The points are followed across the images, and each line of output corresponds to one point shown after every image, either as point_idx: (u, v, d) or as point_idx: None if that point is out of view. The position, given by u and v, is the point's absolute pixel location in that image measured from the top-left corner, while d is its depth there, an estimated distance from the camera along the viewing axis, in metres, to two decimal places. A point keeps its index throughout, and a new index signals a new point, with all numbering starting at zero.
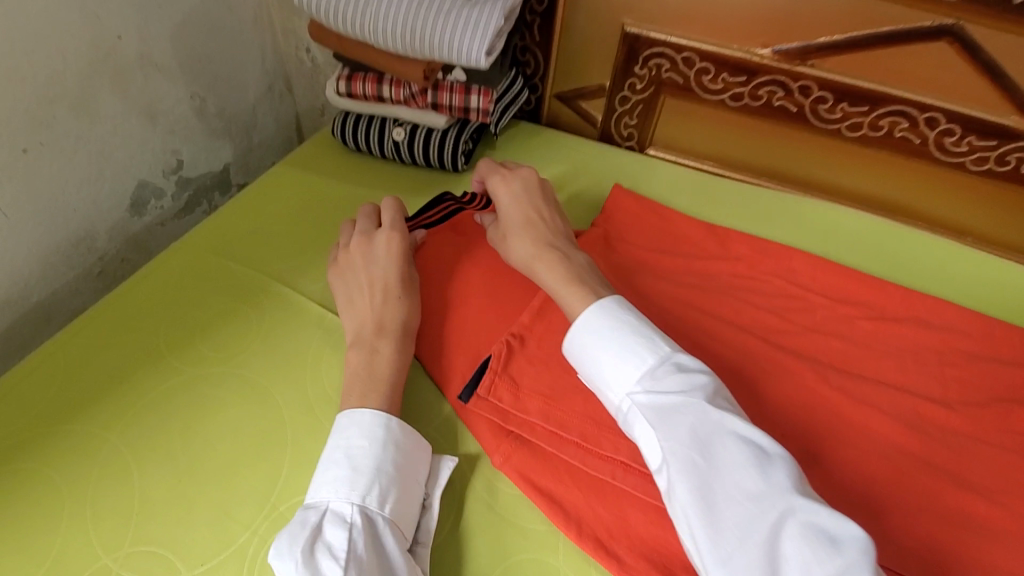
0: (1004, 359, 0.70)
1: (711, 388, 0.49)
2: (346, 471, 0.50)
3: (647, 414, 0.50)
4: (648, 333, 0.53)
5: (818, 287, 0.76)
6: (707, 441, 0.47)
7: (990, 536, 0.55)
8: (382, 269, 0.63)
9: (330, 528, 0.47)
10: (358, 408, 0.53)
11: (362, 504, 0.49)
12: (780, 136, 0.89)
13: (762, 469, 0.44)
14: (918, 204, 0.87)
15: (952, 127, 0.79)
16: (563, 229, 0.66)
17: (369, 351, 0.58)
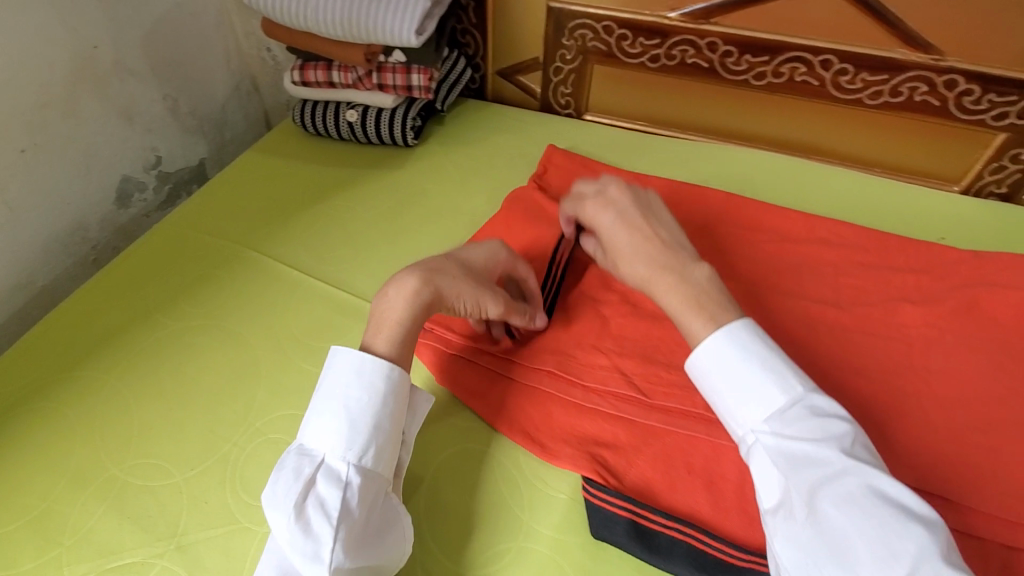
0: (897, 265, 0.78)
1: (850, 436, 0.48)
2: (342, 425, 0.52)
3: (772, 453, 0.49)
4: (783, 370, 0.51)
5: (729, 218, 0.86)
6: (842, 491, 0.45)
7: (871, 407, 0.63)
8: (471, 254, 0.65)
9: (324, 483, 0.49)
10: (361, 362, 0.54)
11: (356, 462, 0.51)
12: (700, 91, 0.98)
13: (910, 533, 0.43)
14: (831, 142, 0.96)
15: (846, 66, 0.87)
16: (678, 242, 0.60)
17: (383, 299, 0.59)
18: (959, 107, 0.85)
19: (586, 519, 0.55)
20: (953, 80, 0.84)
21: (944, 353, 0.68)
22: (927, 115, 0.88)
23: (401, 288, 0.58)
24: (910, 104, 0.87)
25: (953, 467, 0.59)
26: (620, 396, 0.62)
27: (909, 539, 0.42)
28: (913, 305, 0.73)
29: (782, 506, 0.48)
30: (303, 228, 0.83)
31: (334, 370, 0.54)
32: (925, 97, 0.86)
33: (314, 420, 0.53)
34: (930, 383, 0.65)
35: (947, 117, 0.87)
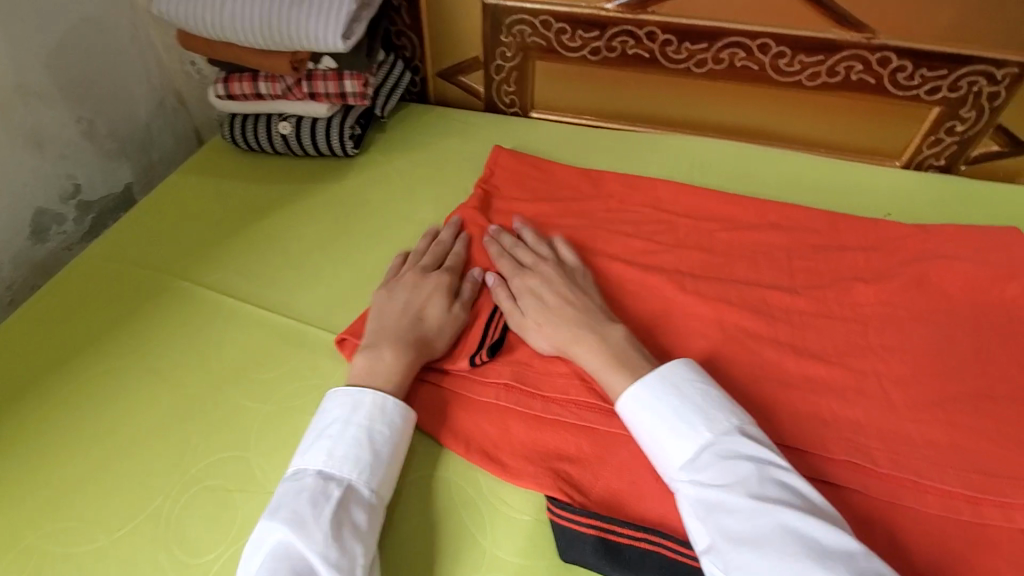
0: (845, 244, 0.79)
1: (759, 476, 0.48)
2: (368, 453, 0.53)
3: (691, 503, 0.49)
4: (692, 416, 0.52)
5: (680, 209, 0.85)
6: (755, 535, 0.45)
7: (831, 391, 0.63)
8: (422, 298, 0.65)
9: (355, 509, 0.50)
10: (385, 397, 0.56)
11: (379, 493, 0.52)
12: (643, 81, 0.97)
13: (823, 573, 0.42)
14: (776, 126, 0.96)
15: (783, 49, 0.87)
16: (594, 309, 0.63)
17: (375, 355, 0.60)
18: (894, 83, 0.87)
19: (553, 540, 0.52)
20: (886, 58, 0.85)
21: (897, 329, 0.68)
22: (865, 94, 0.89)
23: (398, 350, 0.60)
24: (848, 83, 0.88)
25: (916, 444, 0.58)
26: (583, 406, 0.60)
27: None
28: (864, 283, 0.73)
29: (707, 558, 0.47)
30: (238, 250, 0.77)
31: (355, 401, 0.55)
32: (861, 76, 0.87)
33: (334, 445, 0.53)
34: (886, 360, 0.65)
35: (884, 94, 0.88)
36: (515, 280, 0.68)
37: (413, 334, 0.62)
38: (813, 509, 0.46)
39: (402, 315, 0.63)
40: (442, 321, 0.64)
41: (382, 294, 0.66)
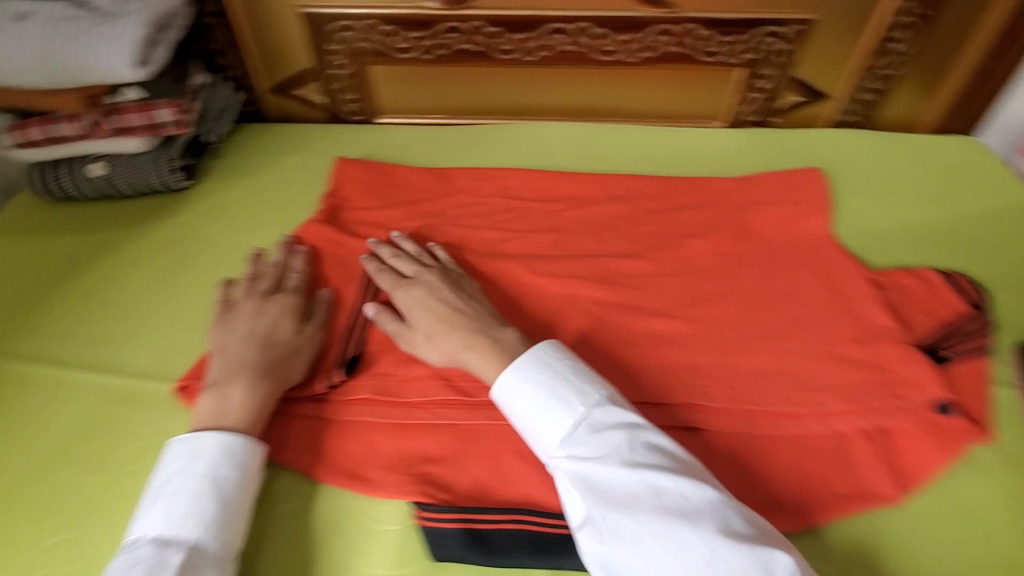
0: (678, 205, 0.85)
1: (630, 443, 0.49)
2: (211, 504, 0.51)
3: (570, 479, 0.50)
4: (564, 394, 0.53)
5: (529, 194, 0.88)
6: (630, 500, 0.47)
7: (675, 343, 0.68)
8: (269, 320, 0.63)
9: (200, 566, 0.48)
10: (225, 440, 0.54)
11: (229, 543, 0.50)
12: (480, 75, 0.98)
13: (693, 525, 0.45)
14: (611, 103, 1.01)
15: (601, 30, 0.92)
16: (483, 311, 0.62)
17: (220, 395, 0.57)
18: (702, 52, 0.94)
19: (423, 543, 0.53)
20: (690, 30, 0.92)
21: (726, 275, 0.75)
22: (681, 64, 0.96)
23: (247, 384, 0.57)
24: (663, 56, 0.95)
25: (749, 375, 0.65)
26: (443, 404, 0.60)
27: (692, 532, 0.44)
28: (697, 238, 0.80)
29: (586, 528, 0.48)
30: (60, 313, 0.71)
31: (193, 450, 0.53)
32: (673, 48, 0.94)
33: (171, 505, 0.50)
34: (719, 306, 0.71)
35: (696, 62, 0.96)
36: (399, 295, 0.65)
37: (260, 364, 0.59)
38: (680, 465, 0.49)
39: (245, 346, 0.60)
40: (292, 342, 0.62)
41: (219, 328, 0.63)
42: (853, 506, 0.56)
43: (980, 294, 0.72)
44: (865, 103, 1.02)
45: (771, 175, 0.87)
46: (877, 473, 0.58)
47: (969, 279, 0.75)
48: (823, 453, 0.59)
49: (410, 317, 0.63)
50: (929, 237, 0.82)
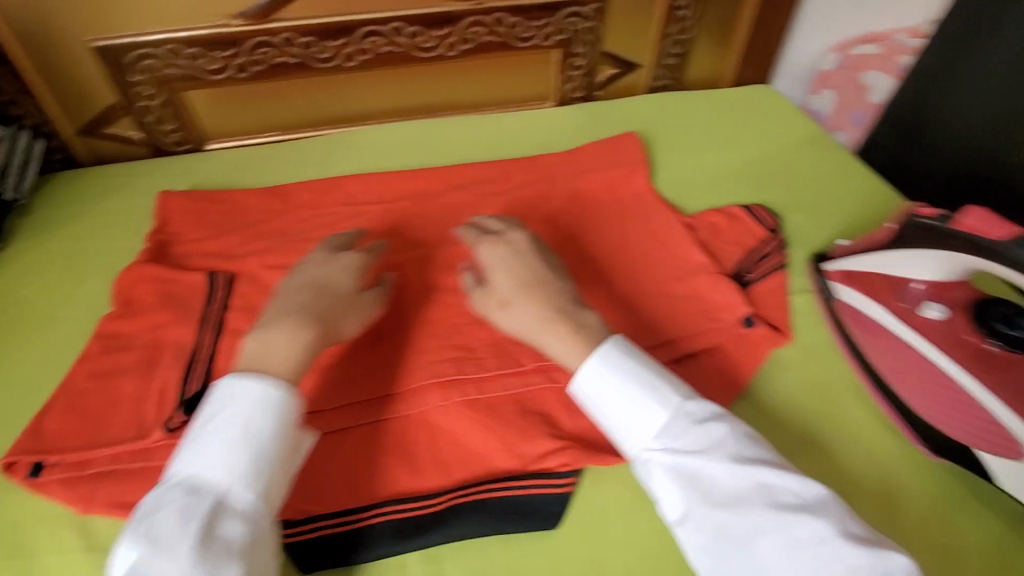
0: (515, 186, 0.90)
1: (734, 439, 0.52)
2: (241, 452, 0.49)
3: (666, 473, 0.52)
4: (660, 387, 0.56)
5: (372, 197, 0.88)
6: (739, 495, 0.50)
7: None
8: (342, 271, 0.64)
9: (228, 521, 0.46)
10: (269, 390, 0.51)
11: (259, 496, 0.48)
12: (306, 86, 0.97)
13: (806, 521, 0.47)
14: (442, 98, 1.06)
15: (415, 28, 0.95)
16: (557, 286, 0.63)
17: (265, 337, 0.55)
18: (516, 38, 1.00)
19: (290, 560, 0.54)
20: (500, 18, 0.97)
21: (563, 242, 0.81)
22: (499, 51, 1.01)
23: (291, 330, 0.56)
24: (481, 46, 0.99)
25: None
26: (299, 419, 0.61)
27: (802, 527, 0.47)
28: (534, 213, 0.85)
29: (686, 520, 0.51)
30: None
31: (235, 393, 0.51)
32: (488, 38, 0.99)
33: (210, 451, 0.49)
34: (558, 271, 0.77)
35: (513, 49, 1.01)
36: (483, 251, 0.67)
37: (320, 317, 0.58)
38: (775, 458, 0.52)
39: (300, 297, 0.60)
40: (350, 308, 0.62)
41: (295, 275, 0.64)
42: None
43: (775, 221, 0.82)
44: (670, 67, 1.13)
45: (594, 145, 0.95)
46: (712, 389, 0.64)
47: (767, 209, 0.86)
48: None
49: (492, 283, 0.65)
50: (731, 177, 0.94)
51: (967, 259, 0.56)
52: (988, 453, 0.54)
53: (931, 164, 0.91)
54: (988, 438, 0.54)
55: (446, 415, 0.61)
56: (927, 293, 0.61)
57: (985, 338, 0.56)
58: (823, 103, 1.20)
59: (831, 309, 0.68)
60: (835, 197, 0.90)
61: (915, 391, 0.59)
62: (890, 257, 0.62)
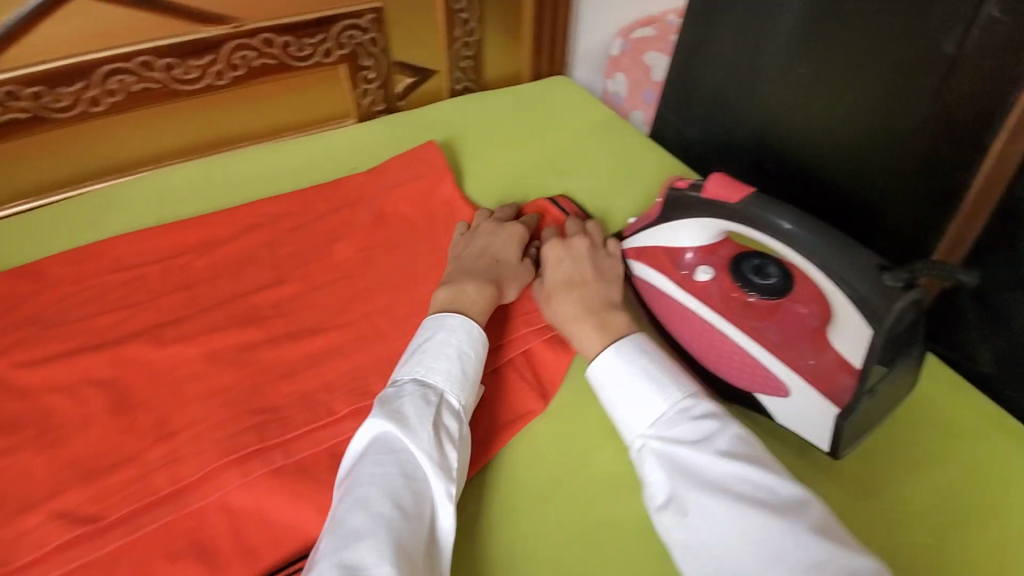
0: (317, 216, 0.85)
1: (727, 437, 0.51)
2: (452, 367, 0.59)
3: (659, 458, 0.52)
4: (664, 379, 0.56)
5: (151, 256, 0.79)
6: (719, 485, 0.48)
7: (333, 354, 0.67)
8: (493, 244, 0.75)
9: (447, 415, 0.56)
10: (468, 322, 0.63)
11: (466, 405, 0.58)
12: (53, 142, 0.85)
13: (778, 517, 0.45)
14: (227, 131, 0.96)
15: (168, 60, 0.85)
16: (607, 288, 0.67)
17: (456, 288, 0.67)
18: (293, 57, 0.93)
19: None
20: (268, 38, 0.90)
21: (373, 269, 0.77)
22: (277, 73, 0.94)
23: (482, 284, 0.68)
24: (255, 69, 0.92)
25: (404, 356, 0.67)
26: (68, 544, 0.53)
27: (775, 523, 0.45)
28: (340, 241, 0.81)
29: (669, 502, 0.50)
30: None
31: (441, 325, 0.62)
32: (261, 60, 0.91)
33: (432, 361, 0.59)
34: (371, 300, 0.73)
35: (292, 68, 0.95)
36: (550, 249, 0.71)
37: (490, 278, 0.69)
38: (762, 458, 0.50)
39: (480, 262, 0.72)
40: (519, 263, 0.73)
41: (461, 246, 0.76)
42: (506, 434, 0.61)
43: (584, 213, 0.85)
44: (466, 70, 1.13)
45: (395, 159, 0.92)
46: (525, 392, 0.65)
47: (574, 203, 0.89)
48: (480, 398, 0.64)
49: (546, 274, 0.70)
50: (538, 172, 0.96)
51: (716, 223, 0.62)
52: (761, 394, 0.59)
53: (709, 126, 0.98)
54: (758, 380, 0.59)
55: (249, 492, 0.56)
56: (698, 258, 0.66)
57: (745, 292, 0.62)
58: (619, 87, 1.25)
59: (630, 283, 0.72)
60: (631, 177, 0.95)
61: (700, 348, 0.63)
62: (663, 230, 0.67)
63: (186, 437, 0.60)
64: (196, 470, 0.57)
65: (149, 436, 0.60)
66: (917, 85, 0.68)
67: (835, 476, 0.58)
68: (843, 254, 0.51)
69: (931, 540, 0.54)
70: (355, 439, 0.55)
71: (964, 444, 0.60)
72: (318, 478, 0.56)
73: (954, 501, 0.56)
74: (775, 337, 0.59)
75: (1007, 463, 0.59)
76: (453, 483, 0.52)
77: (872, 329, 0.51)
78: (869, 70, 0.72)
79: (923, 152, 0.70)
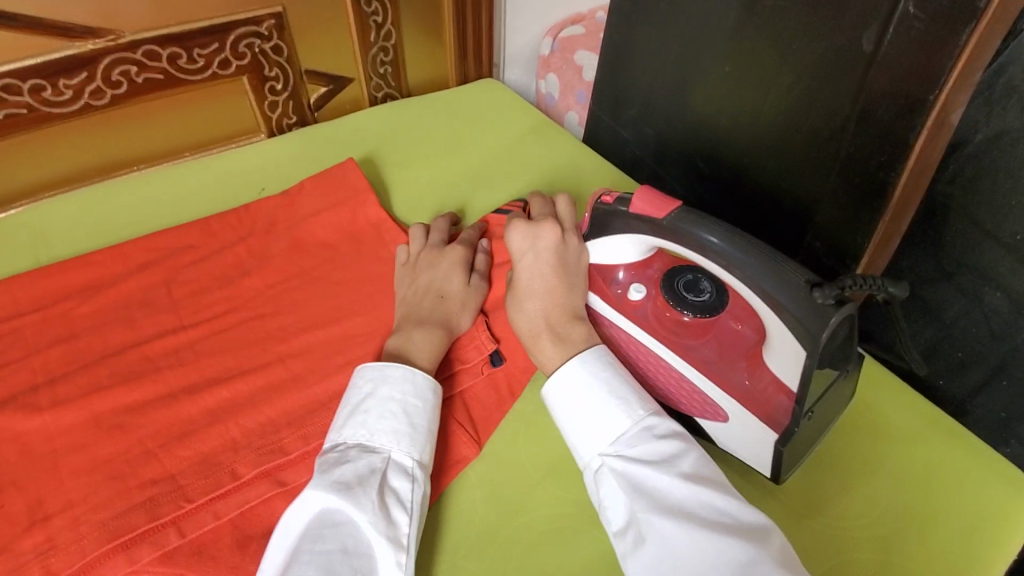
0: (222, 247, 0.76)
1: (688, 460, 0.47)
2: (400, 424, 0.52)
3: (617, 479, 0.47)
4: (627, 395, 0.52)
5: (23, 307, 0.69)
6: (681, 510, 0.44)
7: (239, 407, 0.60)
8: (436, 276, 0.68)
9: (396, 477, 0.49)
10: (411, 370, 0.55)
11: (420, 461, 0.51)
12: None
13: (741, 543, 0.42)
14: (118, 155, 0.88)
15: (34, 81, 0.76)
16: (573, 294, 0.61)
17: (405, 336, 0.61)
18: (184, 70, 0.85)
19: None
20: (152, 51, 0.82)
21: (286, 305, 0.70)
22: (168, 88, 0.86)
23: (431, 328, 0.62)
24: (141, 86, 0.84)
25: (321, 404, 0.60)
26: None
27: (738, 550, 0.41)
28: (248, 276, 0.73)
29: (628, 529, 0.46)
30: None
31: (382, 376, 0.55)
32: (147, 76, 0.83)
33: (376, 420, 0.52)
34: (284, 341, 0.66)
35: (185, 82, 0.87)
36: (518, 237, 0.63)
37: (434, 321, 0.64)
38: (724, 484, 0.47)
39: (426, 300, 0.66)
40: (464, 294, 0.68)
41: (404, 283, 0.69)
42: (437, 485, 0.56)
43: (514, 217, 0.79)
44: (386, 75, 1.07)
45: (310, 179, 0.84)
46: (455, 434, 0.59)
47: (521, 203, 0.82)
48: None
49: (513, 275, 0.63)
50: (465, 183, 0.90)
51: (644, 238, 0.58)
52: (698, 417, 0.56)
53: (641, 125, 0.95)
54: (696, 404, 0.56)
55: None
56: (630, 276, 0.63)
57: (679, 310, 0.59)
58: (551, 88, 1.21)
59: None
60: (562, 185, 0.91)
61: (637, 372, 0.60)
62: (592, 246, 0.63)
63: (61, 523, 0.51)
64: (72, 563, 0.49)
65: (15, 526, 0.51)
66: (839, 83, 0.67)
67: (782, 497, 0.55)
68: (770, 270, 0.48)
69: (881, 556, 0.52)
70: (288, 515, 0.48)
71: (908, 447, 0.59)
72: (219, 559, 0.49)
73: (901, 511, 0.54)
74: (709, 356, 0.56)
75: (951, 464, 0.58)
76: (404, 553, 0.46)
77: (805, 352, 0.48)
78: (791, 69, 0.70)
79: (850, 152, 0.68)
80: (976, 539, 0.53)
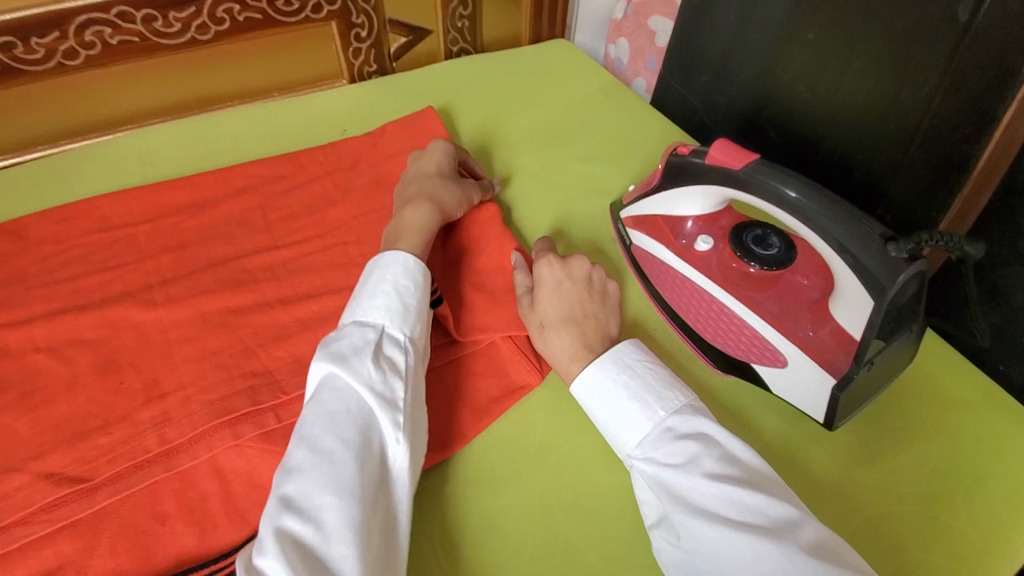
0: (310, 180, 0.82)
1: (711, 455, 0.48)
2: (394, 303, 0.58)
3: (647, 480, 0.50)
4: (647, 397, 0.53)
5: (136, 217, 0.76)
6: (709, 510, 0.46)
7: (326, 319, 0.66)
8: (424, 167, 0.75)
9: (389, 346, 0.55)
10: (405, 256, 0.62)
11: (411, 335, 0.57)
12: (33, 96, 0.83)
13: (763, 540, 0.43)
14: (212, 88, 0.95)
15: (147, 11, 0.82)
16: (603, 324, 0.62)
17: (402, 218, 0.68)
18: (280, 12, 0.90)
19: None
20: None
21: (368, 236, 0.75)
22: (263, 29, 0.91)
23: (425, 208, 0.69)
24: (241, 24, 0.89)
25: None
26: (57, 504, 0.52)
27: (761, 544, 0.42)
28: (334, 207, 0.78)
29: (660, 523, 0.49)
30: None
31: (377, 263, 0.62)
32: (246, 15, 0.88)
33: (369, 301, 0.59)
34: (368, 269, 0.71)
35: (279, 24, 0.91)
36: (542, 268, 0.65)
37: (446, 201, 0.71)
38: (754, 468, 0.48)
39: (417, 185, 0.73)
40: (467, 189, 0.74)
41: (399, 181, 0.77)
42: (503, 405, 0.61)
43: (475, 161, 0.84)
44: (462, 30, 1.09)
45: (391, 125, 0.88)
46: (521, 364, 0.63)
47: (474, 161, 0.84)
48: (477, 370, 0.63)
49: (538, 304, 0.63)
50: (535, 138, 0.93)
51: (717, 189, 0.61)
52: (757, 364, 0.59)
53: (712, 93, 0.95)
54: (755, 349, 0.59)
55: (240, 455, 0.55)
56: (698, 227, 0.66)
57: (745, 262, 0.62)
58: (621, 53, 1.21)
59: (629, 253, 0.71)
60: (631, 145, 0.92)
61: (695, 318, 0.63)
62: (664, 197, 0.66)
63: (176, 400, 0.58)
64: (185, 433, 0.56)
65: (136, 399, 0.58)
66: (928, 51, 0.66)
67: (827, 446, 0.58)
68: (845, 221, 0.50)
69: (921, 510, 0.54)
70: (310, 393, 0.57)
71: (957, 416, 0.60)
72: None
73: (944, 472, 0.56)
74: (774, 308, 0.59)
75: (999, 436, 0.59)
76: (401, 413, 0.52)
77: (872, 300, 0.50)
78: (880, 37, 0.70)
79: (931, 124, 0.68)
80: (1016, 505, 0.54)
